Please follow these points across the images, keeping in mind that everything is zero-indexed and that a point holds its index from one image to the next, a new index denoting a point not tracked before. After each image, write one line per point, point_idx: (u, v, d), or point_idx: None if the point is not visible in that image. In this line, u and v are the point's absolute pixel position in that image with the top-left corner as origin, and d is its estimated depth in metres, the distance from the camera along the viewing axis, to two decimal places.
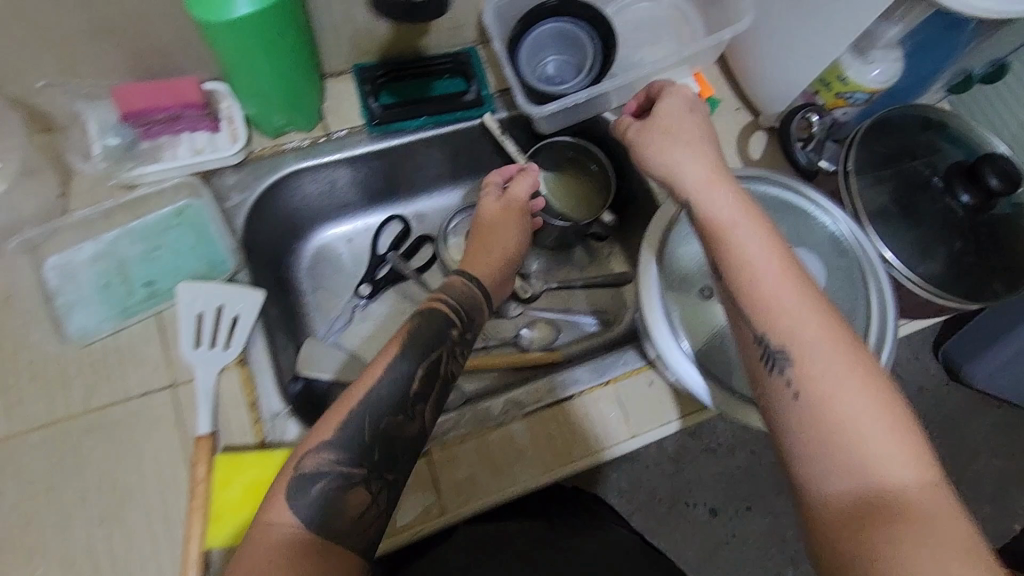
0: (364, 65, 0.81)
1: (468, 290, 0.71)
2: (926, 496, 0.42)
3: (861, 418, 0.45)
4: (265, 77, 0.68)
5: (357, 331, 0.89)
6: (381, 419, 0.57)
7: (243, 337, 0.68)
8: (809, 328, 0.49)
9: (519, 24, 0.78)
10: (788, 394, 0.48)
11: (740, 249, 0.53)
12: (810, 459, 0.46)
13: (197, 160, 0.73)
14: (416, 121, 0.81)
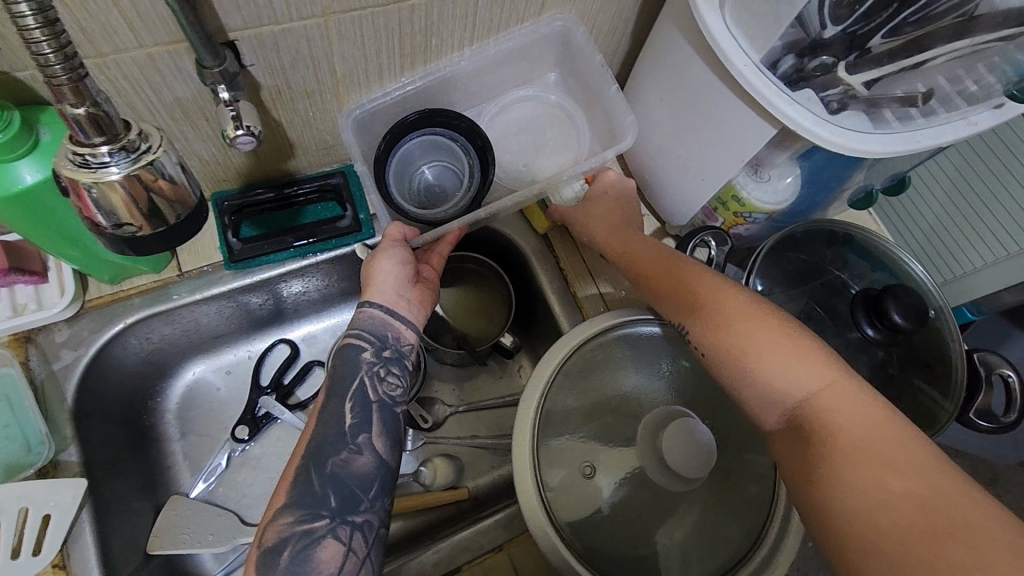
0: (222, 194, 0.73)
1: (376, 315, 0.63)
2: (838, 401, 0.48)
3: (767, 359, 0.51)
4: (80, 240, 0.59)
5: (233, 480, 0.79)
6: (327, 463, 0.56)
7: (58, 539, 0.58)
8: (692, 294, 0.57)
9: (383, 143, 0.70)
10: (697, 353, 0.56)
11: (647, 268, 0.62)
12: (747, 401, 0.53)
13: (16, 321, 0.64)
14: (280, 256, 0.73)
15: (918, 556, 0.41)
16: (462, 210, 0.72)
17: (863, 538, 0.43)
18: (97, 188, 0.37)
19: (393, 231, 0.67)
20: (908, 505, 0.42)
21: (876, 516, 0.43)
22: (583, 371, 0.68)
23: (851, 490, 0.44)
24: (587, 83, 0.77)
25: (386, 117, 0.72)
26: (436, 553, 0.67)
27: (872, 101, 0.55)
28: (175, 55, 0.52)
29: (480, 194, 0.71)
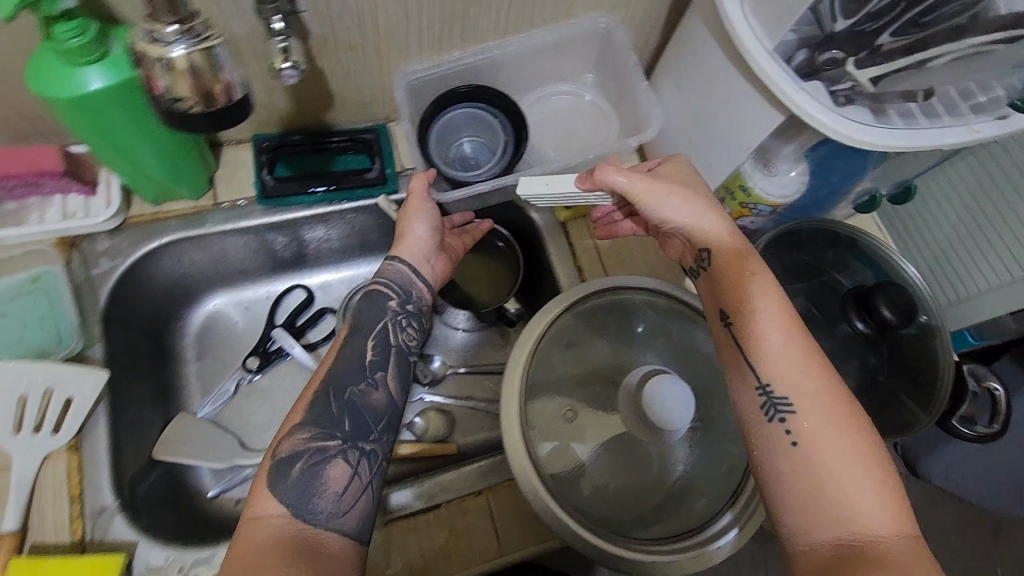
0: (262, 135, 0.79)
1: (403, 269, 0.69)
2: (905, 550, 0.45)
3: (850, 480, 0.47)
4: (129, 155, 0.65)
5: (239, 406, 0.84)
6: (347, 390, 0.62)
7: (77, 423, 0.62)
8: (810, 381, 0.51)
9: (431, 107, 0.76)
10: (785, 441, 0.50)
11: (753, 329, 0.54)
12: (800, 508, 0.48)
13: (63, 226, 0.69)
14: (309, 198, 0.78)
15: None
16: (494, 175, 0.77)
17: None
18: (161, 63, 0.43)
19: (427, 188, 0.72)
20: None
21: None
22: (583, 330, 0.72)
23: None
24: (619, 75, 0.81)
25: (438, 83, 0.79)
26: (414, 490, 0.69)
27: (877, 96, 0.58)
28: None
29: (512, 161, 0.76)
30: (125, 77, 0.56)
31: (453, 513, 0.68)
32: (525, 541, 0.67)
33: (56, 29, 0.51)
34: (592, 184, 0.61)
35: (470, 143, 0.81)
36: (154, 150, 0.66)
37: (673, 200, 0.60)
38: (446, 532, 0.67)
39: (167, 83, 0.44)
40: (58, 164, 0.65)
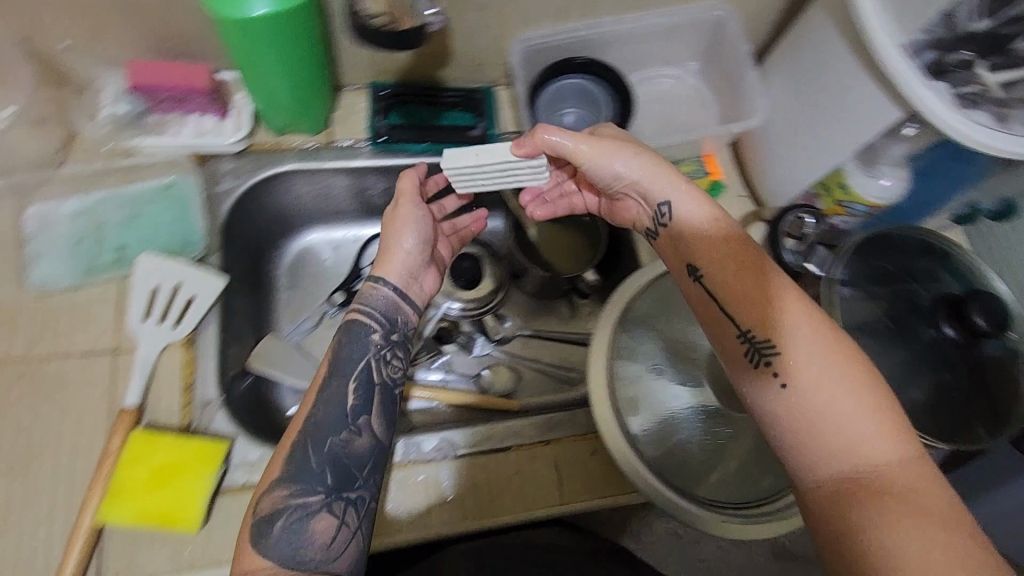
0: (380, 84, 0.84)
1: (382, 290, 0.65)
2: (909, 473, 0.46)
3: (846, 415, 0.48)
4: (268, 83, 0.71)
5: (321, 336, 0.88)
6: (335, 435, 0.57)
7: (196, 319, 0.68)
8: (787, 319, 0.52)
9: (545, 72, 0.79)
10: (776, 384, 0.51)
11: (724, 280, 0.55)
12: (801, 449, 0.49)
13: (197, 142, 0.74)
14: (416, 147, 0.82)
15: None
16: None
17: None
18: None
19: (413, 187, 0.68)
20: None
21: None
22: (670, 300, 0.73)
23: (899, 551, 0.43)
24: (727, 66, 0.83)
25: (553, 53, 0.82)
26: (483, 432, 0.72)
27: (1002, 101, 0.58)
28: None
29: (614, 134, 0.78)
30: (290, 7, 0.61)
31: (521, 458, 0.71)
32: (586, 494, 0.70)
33: None
34: (533, 145, 0.63)
35: (575, 113, 0.82)
36: (292, 82, 0.71)
37: (621, 159, 0.62)
38: (512, 474, 0.70)
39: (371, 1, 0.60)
40: (205, 81, 0.71)
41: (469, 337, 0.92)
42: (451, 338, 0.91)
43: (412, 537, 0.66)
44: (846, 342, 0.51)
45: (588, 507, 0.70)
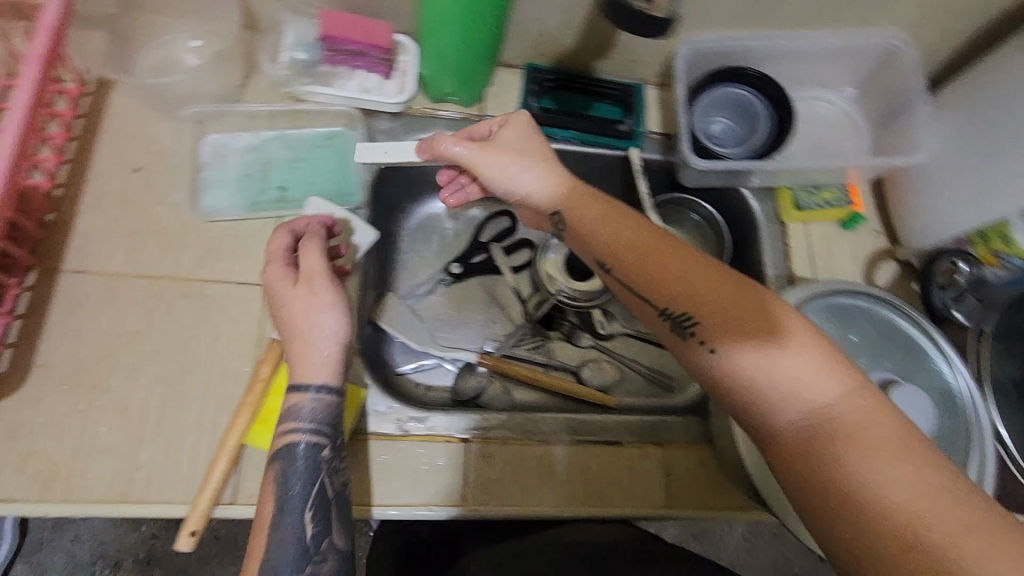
0: (536, 66, 0.84)
1: (324, 411, 0.56)
2: (849, 403, 0.44)
3: (757, 352, 0.47)
4: (444, 49, 0.72)
5: (433, 303, 0.92)
6: (303, 566, 0.52)
7: (344, 267, 0.70)
8: (692, 282, 0.52)
9: (708, 76, 0.80)
10: (704, 351, 0.50)
11: (610, 243, 0.58)
12: (741, 393, 0.48)
13: (361, 97, 0.77)
14: (563, 133, 0.83)
15: (958, 553, 0.36)
16: (750, 157, 0.78)
17: (896, 536, 0.38)
18: None
19: (313, 264, 0.59)
20: (945, 508, 0.38)
21: (906, 521, 0.38)
22: (828, 324, 0.68)
23: (875, 484, 0.40)
24: (890, 96, 0.82)
25: (716, 57, 0.80)
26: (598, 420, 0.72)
27: None
28: None
29: (770, 151, 0.78)
30: None
31: (633, 455, 0.71)
32: (693, 503, 0.70)
33: None
34: (432, 150, 0.68)
35: (724, 122, 0.83)
36: (466, 54, 0.73)
37: (508, 163, 0.65)
38: (621, 467, 0.70)
39: None
40: (387, 41, 0.71)
41: (573, 327, 0.92)
42: (556, 325, 0.92)
43: (520, 513, 0.66)
44: (737, 274, 0.52)
45: (691, 515, 0.69)
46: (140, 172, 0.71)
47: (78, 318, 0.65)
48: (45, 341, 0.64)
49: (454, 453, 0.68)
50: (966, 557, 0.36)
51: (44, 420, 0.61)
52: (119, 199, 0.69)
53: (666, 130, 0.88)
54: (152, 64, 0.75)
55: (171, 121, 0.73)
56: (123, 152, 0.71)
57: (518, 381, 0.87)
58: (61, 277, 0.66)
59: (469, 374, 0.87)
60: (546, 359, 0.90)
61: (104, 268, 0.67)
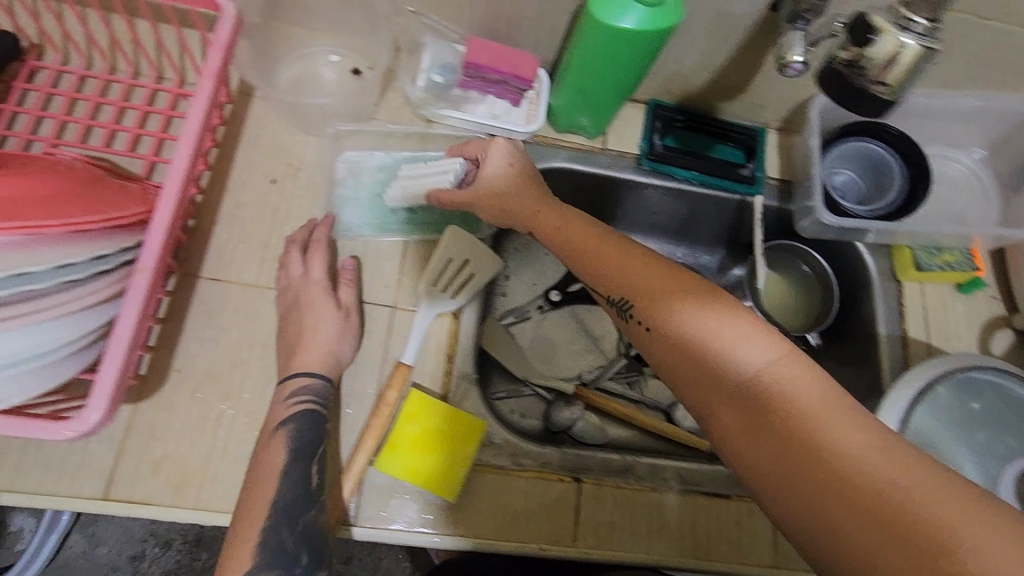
0: (660, 102, 0.83)
1: (312, 391, 0.61)
2: (787, 368, 0.46)
3: (720, 335, 0.49)
4: (583, 86, 0.71)
5: (530, 328, 0.92)
6: (298, 521, 0.55)
7: (470, 294, 0.71)
8: (632, 274, 0.56)
9: (840, 129, 0.79)
10: (645, 331, 0.54)
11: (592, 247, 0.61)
12: (708, 372, 0.49)
13: (491, 124, 0.77)
14: (684, 173, 0.82)
15: (944, 517, 0.36)
16: (878, 216, 0.76)
17: (850, 499, 0.39)
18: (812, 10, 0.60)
19: (349, 299, 0.68)
20: (901, 467, 0.39)
21: (858, 480, 0.40)
22: (955, 398, 0.64)
23: (837, 448, 0.41)
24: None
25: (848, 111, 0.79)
26: (704, 469, 0.72)
27: None
28: None
29: (902, 211, 0.75)
30: (658, 27, 0.61)
31: (741, 508, 0.70)
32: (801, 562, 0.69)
33: None
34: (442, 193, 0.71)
35: (849, 175, 0.82)
36: (603, 93, 0.71)
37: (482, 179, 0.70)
38: (729, 519, 0.70)
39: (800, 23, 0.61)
40: (532, 74, 0.71)
41: None
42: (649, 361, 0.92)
43: (630, 558, 0.67)
44: (672, 264, 0.56)
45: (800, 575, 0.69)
46: (276, 184, 0.72)
47: (214, 326, 0.66)
48: (181, 346, 0.65)
49: (564, 492, 0.67)
50: (944, 518, 0.36)
51: (178, 425, 0.62)
52: (256, 209, 0.71)
53: (783, 176, 0.86)
54: (292, 76, 0.76)
55: (307, 134, 0.74)
56: (261, 162, 0.72)
57: (611, 416, 0.87)
58: (199, 283, 0.67)
59: (564, 405, 0.86)
60: (640, 395, 0.90)
61: (239, 278, 0.68)
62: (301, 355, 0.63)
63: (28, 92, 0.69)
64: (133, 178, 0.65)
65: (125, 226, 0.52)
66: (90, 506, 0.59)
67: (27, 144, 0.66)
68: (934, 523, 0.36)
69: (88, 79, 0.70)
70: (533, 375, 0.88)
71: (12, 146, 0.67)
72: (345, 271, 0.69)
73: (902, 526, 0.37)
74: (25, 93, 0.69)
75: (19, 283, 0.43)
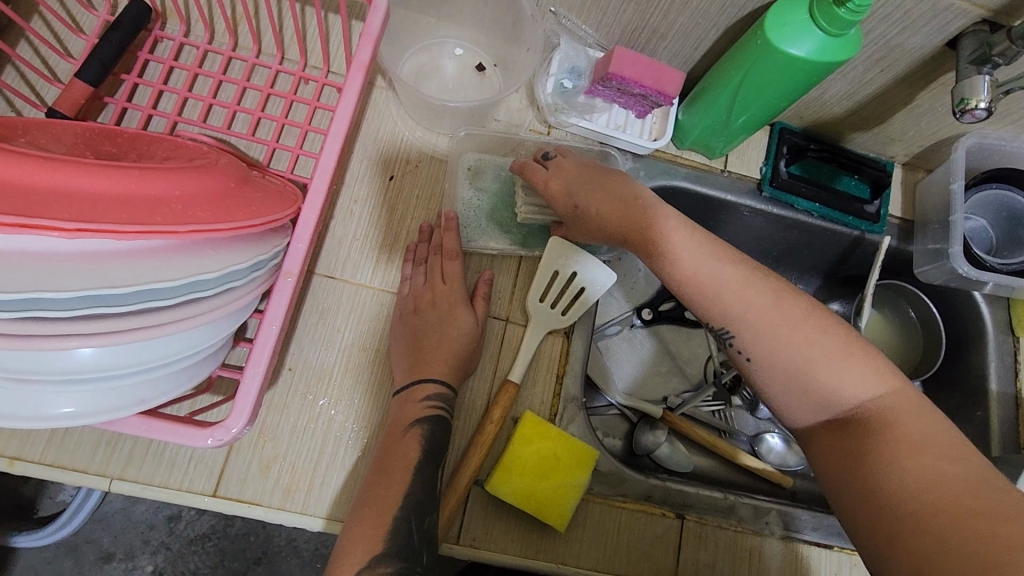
0: (788, 125, 0.79)
1: (436, 402, 0.60)
2: (890, 400, 0.49)
3: (824, 362, 0.50)
4: (725, 106, 0.67)
5: (618, 345, 0.89)
6: (425, 517, 0.54)
7: (581, 310, 0.68)
8: (725, 300, 0.54)
9: (981, 175, 0.75)
10: (744, 358, 0.54)
11: (699, 273, 0.56)
12: (806, 395, 0.51)
13: (615, 135, 0.73)
14: (807, 204, 0.77)
15: (993, 549, 0.39)
16: (1011, 270, 0.72)
17: (909, 519, 0.43)
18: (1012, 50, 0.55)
19: (454, 292, 0.66)
20: (971, 503, 0.42)
21: (921, 504, 0.43)
22: None
23: (911, 474, 0.44)
24: None
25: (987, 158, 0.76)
26: (804, 513, 0.69)
27: None
28: (960, 14, 0.57)
29: None
30: (833, 59, 0.57)
31: (840, 560, 0.68)
32: None
33: None
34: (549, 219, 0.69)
35: (981, 223, 0.78)
36: (744, 117, 0.68)
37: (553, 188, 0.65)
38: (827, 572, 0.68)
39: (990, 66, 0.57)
40: (674, 90, 0.68)
41: (754, 396, 0.88)
42: (737, 391, 0.89)
43: None
44: (770, 283, 0.55)
45: None
46: (393, 181, 0.70)
47: (327, 325, 0.64)
48: (294, 344, 0.63)
49: (667, 528, 0.65)
50: (996, 551, 0.39)
51: (287, 425, 0.61)
52: (372, 206, 0.69)
53: (905, 217, 0.82)
54: (416, 67, 0.73)
55: (427, 130, 0.72)
56: (379, 157, 0.70)
57: (695, 444, 0.85)
58: (312, 278, 0.65)
59: (648, 429, 0.83)
60: (725, 425, 0.87)
61: (353, 277, 0.67)
62: (423, 365, 0.62)
63: (150, 63, 0.66)
64: (255, 165, 0.63)
65: (273, 227, 0.51)
66: (200, 502, 0.58)
67: (149, 119, 0.64)
68: (983, 554, 0.39)
69: (210, 53, 0.68)
70: (621, 396, 0.84)
71: (132, 119, 0.65)
72: (482, 285, 0.68)
73: (951, 548, 0.40)
74: (146, 63, 0.66)
75: (190, 289, 0.42)
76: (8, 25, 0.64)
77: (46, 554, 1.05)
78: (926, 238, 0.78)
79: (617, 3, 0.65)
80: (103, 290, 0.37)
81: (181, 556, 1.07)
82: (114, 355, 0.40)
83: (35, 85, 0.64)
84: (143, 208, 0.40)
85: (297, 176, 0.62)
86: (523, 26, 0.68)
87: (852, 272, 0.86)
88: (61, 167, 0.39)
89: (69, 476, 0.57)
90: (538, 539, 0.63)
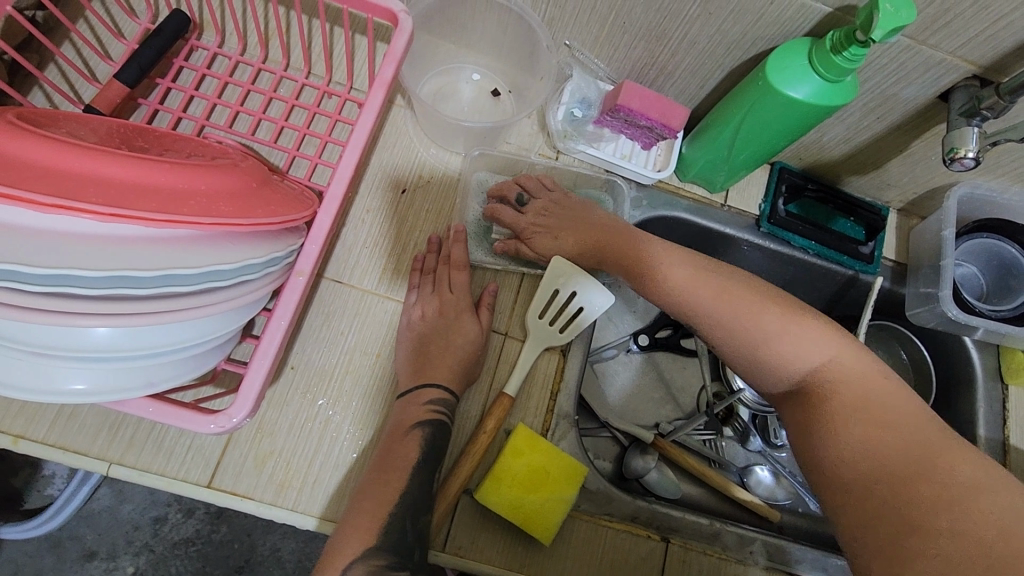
0: (787, 164, 0.82)
1: (436, 408, 0.61)
2: (832, 361, 0.54)
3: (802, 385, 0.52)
4: (726, 142, 0.70)
5: (613, 368, 0.91)
6: (420, 516, 0.55)
7: (580, 329, 0.69)
8: None
9: (972, 223, 0.77)
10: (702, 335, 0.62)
11: None
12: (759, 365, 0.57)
13: (620, 163, 0.76)
14: (804, 241, 0.79)
15: (909, 511, 0.46)
16: (1000, 317, 0.73)
17: (852, 487, 0.50)
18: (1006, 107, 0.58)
19: (459, 302, 0.68)
20: (897, 471, 0.48)
21: (861, 470, 0.50)
22: None
23: (849, 449, 0.51)
24: None
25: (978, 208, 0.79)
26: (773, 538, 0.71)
27: None
28: (951, 69, 0.60)
29: None
30: (830, 103, 0.60)
31: None
32: None
33: (848, 46, 0.54)
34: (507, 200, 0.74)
35: (971, 270, 0.80)
36: (745, 154, 0.71)
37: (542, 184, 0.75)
38: None
39: (982, 119, 0.59)
40: (679, 124, 0.71)
41: (745, 427, 0.90)
42: (728, 422, 0.90)
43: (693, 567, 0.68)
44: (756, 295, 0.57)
45: None
46: (405, 194, 0.73)
47: (331, 327, 0.66)
48: (297, 344, 0.65)
49: (652, 550, 0.66)
50: (921, 505, 0.46)
51: (285, 422, 0.62)
52: (384, 216, 0.71)
53: (898, 260, 0.85)
54: (434, 88, 0.77)
55: (441, 148, 0.75)
56: (394, 170, 0.73)
57: (685, 472, 0.85)
58: (320, 281, 0.67)
59: (639, 453, 0.83)
60: (715, 455, 0.88)
61: (360, 283, 0.69)
62: (422, 371, 0.64)
63: (184, 70, 0.70)
64: (275, 170, 0.66)
65: (289, 228, 0.53)
66: (195, 492, 0.59)
67: (178, 121, 0.67)
68: (901, 519, 0.46)
69: (240, 64, 0.72)
70: (614, 418, 0.85)
71: (162, 121, 0.68)
72: (486, 296, 0.70)
73: (878, 515, 0.47)
74: (180, 70, 0.70)
75: (207, 278, 0.44)
76: (55, 26, 0.69)
77: (28, 549, 1.05)
78: (918, 282, 0.80)
79: (628, 40, 0.69)
80: (130, 271, 0.40)
81: (164, 558, 1.07)
82: (130, 337, 0.42)
83: (75, 83, 0.67)
84: (170, 199, 0.43)
85: (314, 183, 0.65)
86: (538, 56, 0.72)
87: (846, 311, 0.88)
88: (102, 158, 0.42)
89: (70, 458, 0.58)
90: (524, 551, 0.63)
